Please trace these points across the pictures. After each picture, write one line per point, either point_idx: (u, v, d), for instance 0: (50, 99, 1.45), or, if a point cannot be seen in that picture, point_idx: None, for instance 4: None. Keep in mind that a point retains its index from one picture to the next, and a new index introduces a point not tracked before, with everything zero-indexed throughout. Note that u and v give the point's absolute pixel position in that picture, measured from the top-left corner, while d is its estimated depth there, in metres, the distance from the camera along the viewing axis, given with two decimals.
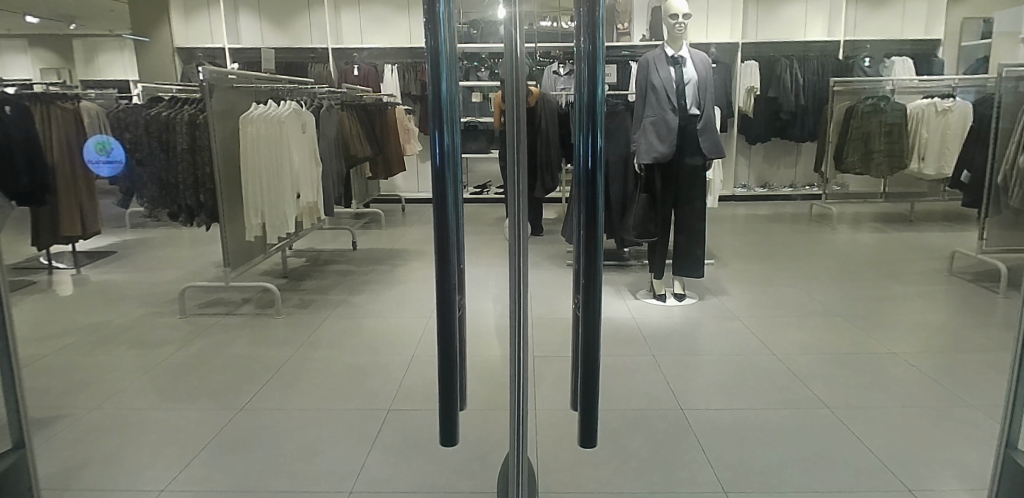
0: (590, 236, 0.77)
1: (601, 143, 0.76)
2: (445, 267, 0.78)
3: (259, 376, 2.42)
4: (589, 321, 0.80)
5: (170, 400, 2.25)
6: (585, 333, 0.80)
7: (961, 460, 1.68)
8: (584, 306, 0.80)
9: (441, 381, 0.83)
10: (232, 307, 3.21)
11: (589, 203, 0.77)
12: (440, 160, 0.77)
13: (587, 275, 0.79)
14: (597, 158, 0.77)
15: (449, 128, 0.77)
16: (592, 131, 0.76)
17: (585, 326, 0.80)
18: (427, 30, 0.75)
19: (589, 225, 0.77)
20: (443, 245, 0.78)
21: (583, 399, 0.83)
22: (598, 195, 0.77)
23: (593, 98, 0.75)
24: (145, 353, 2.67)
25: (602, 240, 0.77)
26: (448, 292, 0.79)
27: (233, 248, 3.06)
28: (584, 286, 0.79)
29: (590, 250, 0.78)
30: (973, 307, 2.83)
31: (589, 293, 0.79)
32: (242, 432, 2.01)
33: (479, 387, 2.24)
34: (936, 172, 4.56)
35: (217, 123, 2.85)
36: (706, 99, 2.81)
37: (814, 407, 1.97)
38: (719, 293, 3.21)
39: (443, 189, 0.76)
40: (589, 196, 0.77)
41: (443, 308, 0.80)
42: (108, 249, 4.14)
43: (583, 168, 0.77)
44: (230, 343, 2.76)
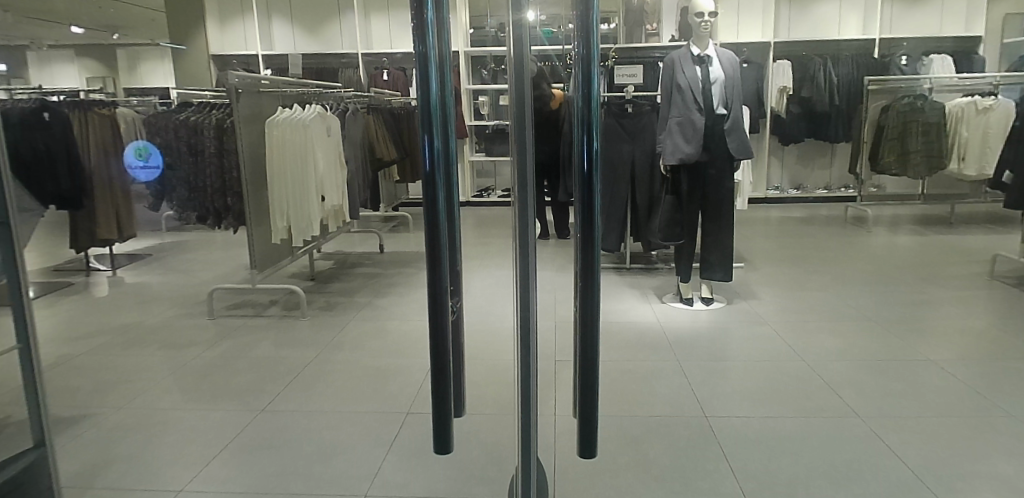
0: (588, 240, 0.75)
1: (596, 148, 0.74)
2: (436, 269, 0.77)
3: (281, 377, 2.44)
4: (589, 329, 0.77)
5: (195, 400, 2.28)
6: (583, 341, 0.77)
7: (999, 473, 1.59)
8: (582, 312, 0.77)
9: (435, 386, 0.81)
10: (259, 309, 3.25)
11: (585, 206, 0.75)
12: (430, 165, 0.75)
13: (586, 281, 0.76)
14: (593, 161, 0.74)
15: (437, 131, 0.75)
16: (587, 134, 0.73)
17: (582, 333, 0.77)
18: (415, 35, 0.73)
19: (585, 230, 0.75)
20: (432, 247, 0.76)
21: (582, 404, 0.80)
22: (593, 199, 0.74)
23: (588, 100, 0.72)
24: (172, 354, 2.72)
25: (599, 246, 0.75)
26: (439, 296, 0.78)
27: (259, 251, 3.10)
28: (581, 294, 0.77)
29: (588, 253, 0.75)
30: (1016, 311, 2.71)
31: (587, 300, 0.76)
32: (261, 434, 2.03)
33: (500, 391, 2.22)
34: (977, 173, 4.22)
35: (243, 127, 2.89)
36: (733, 98, 2.74)
37: (844, 416, 1.88)
38: (749, 297, 3.12)
39: (432, 193, 0.75)
40: (586, 200, 0.74)
41: (433, 314, 0.78)
42: (144, 251, 4.28)
43: (582, 171, 0.75)
44: (254, 345, 2.79)
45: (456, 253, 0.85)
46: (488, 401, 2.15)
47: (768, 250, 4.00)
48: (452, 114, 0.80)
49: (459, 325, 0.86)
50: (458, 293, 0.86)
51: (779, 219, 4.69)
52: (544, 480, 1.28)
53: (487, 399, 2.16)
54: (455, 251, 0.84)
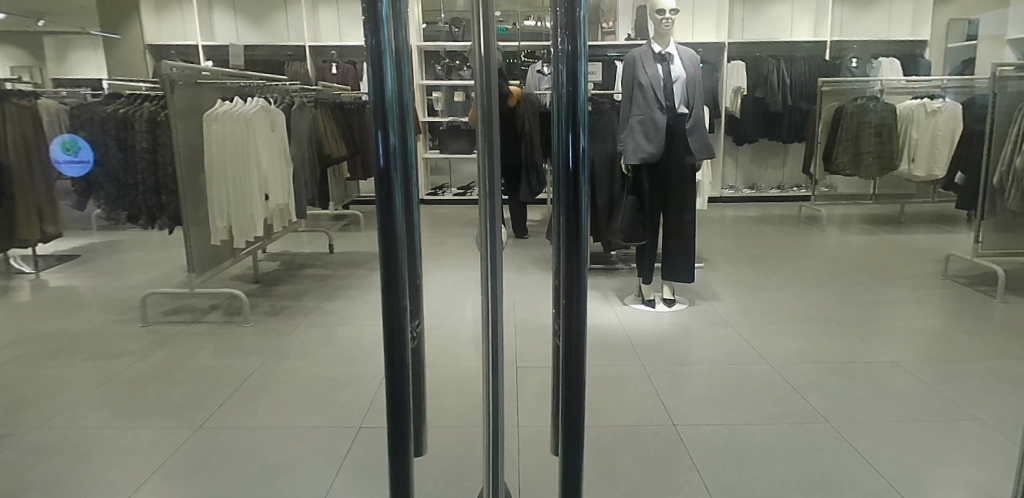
0: (573, 254, 0.63)
1: (583, 147, 0.62)
2: (392, 285, 0.65)
3: (222, 389, 2.25)
4: (576, 354, 0.65)
5: (124, 417, 2.07)
6: (566, 368, 0.66)
7: (969, 477, 1.57)
8: (566, 336, 0.66)
9: (392, 428, 0.68)
10: (199, 315, 3.03)
11: (570, 214, 0.63)
12: (384, 167, 0.62)
13: (571, 302, 0.64)
14: (579, 164, 0.62)
15: (394, 125, 0.62)
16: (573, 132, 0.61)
17: (566, 360, 0.65)
18: (366, 25, 0.60)
19: (569, 242, 0.63)
20: (388, 258, 0.64)
21: (566, 445, 0.68)
22: (579, 208, 0.62)
23: (573, 100, 0.61)
24: (100, 365, 2.49)
25: (585, 262, 0.63)
26: (396, 317, 0.65)
27: (197, 252, 2.91)
28: (566, 315, 0.65)
29: (572, 269, 0.63)
30: (969, 310, 2.76)
31: (572, 324, 0.65)
32: (199, 453, 1.85)
33: (460, 402, 2.09)
34: (926, 173, 4.58)
35: (177, 122, 2.69)
36: (694, 98, 2.70)
37: (814, 422, 1.84)
38: (711, 298, 3.08)
39: (387, 197, 0.62)
40: (571, 207, 0.62)
41: (390, 336, 0.66)
42: (70, 252, 3.95)
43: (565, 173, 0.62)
44: (192, 354, 2.58)
45: (418, 264, 0.73)
46: (446, 413, 2.02)
47: (726, 249, 3.99)
48: (410, 107, 0.67)
49: (421, 347, 0.74)
50: (419, 311, 0.73)
51: (734, 219, 4.70)
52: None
53: (446, 410, 2.03)
54: (414, 263, 0.71)
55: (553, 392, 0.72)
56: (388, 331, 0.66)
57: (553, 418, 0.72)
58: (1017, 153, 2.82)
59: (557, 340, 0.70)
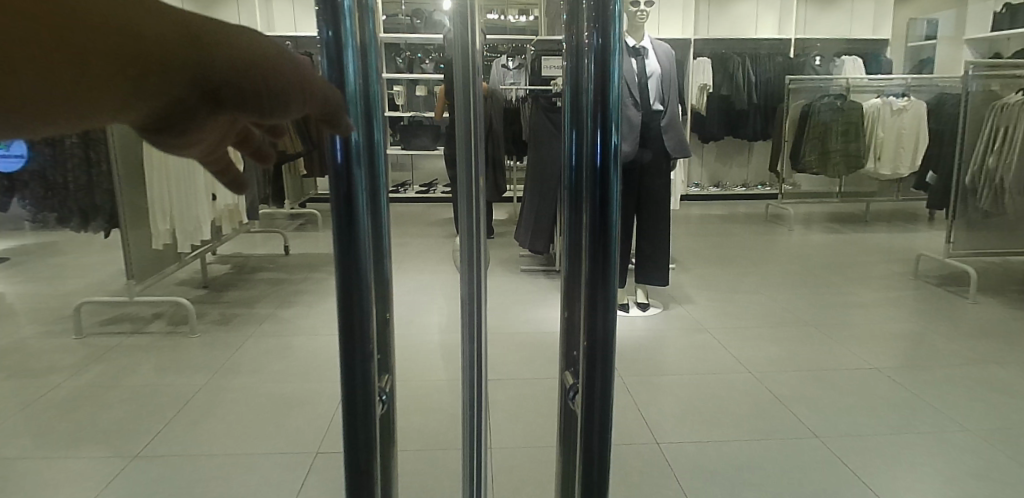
0: (599, 282, 0.51)
1: (615, 150, 0.49)
2: (358, 325, 0.49)
3: (162, 411, 2.04)
4: (599, 405, 0.52)
5: (47, 446, 1.84)
6: (588, 424, 0.52)
7: (965, 495, 1.52)
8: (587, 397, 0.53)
9: None
10: (140, 325, 2.79)
11: (595, 230, 0.50)
12: (344, 175, 0.46)
13: (598, 343, 0.51)
14: (609, 172, 0.49)
15: (359, 119, 0.47)
16: (605, 131, 0.48)
17: (590, 413, 0.52)
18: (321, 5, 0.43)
19: (595, 266, 0.51)
20: (352, 285, 0.48)
21: None
22: (608, 227, 0.50)
23: (605, 105, 0.48)
24: (22, 383, 2.23)
25: (611, 293, 0.51)
26: (367, 365, 0.50)
27: (139, 258, 2.69)
28: (589, 358, 0.51)
29: (598, 301, 0.51)
30: (941, 311, 2.75)
31: (598, 371, 0.51)
32: (135, 488, 1.65)
33: (429, 422, 1.94)
34: (892, 173, 4.29)
35: None
36: (670, 95, 2.61)
37: (802, 436, 1.77)
38: (684, 301, 2.99)
39: (350, 207, 0.47)
40: (598, 226, 0.50)
41: (358, 389, 0.50)
42: None
43: (592, 183, 0.49)
44: (132, 369, 2.35)
45: (385, 294, 0.57)
46: (417, 434, 1.87)
47: (697, 248, 3.93)
48: (376, 101, 0.51)
49: (389, 403, 0.57)
50: (387, 355, 0.57)
51: (702, 217, 4.64)
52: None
53: (415, 430, 1.89)
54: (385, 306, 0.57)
55: (564, 449, 0.58)
56: (351, 381, 0.50)
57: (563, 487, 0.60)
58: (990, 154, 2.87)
59: (569, 386, 0.56)
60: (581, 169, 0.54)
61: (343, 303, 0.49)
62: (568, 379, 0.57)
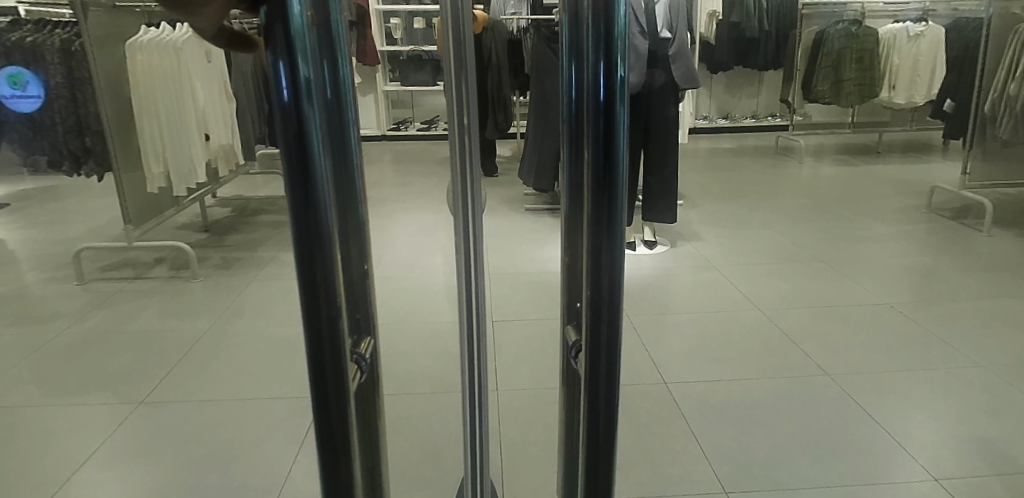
0: (599, 238, 0.39)
1: (621, 82, 0.37)
2: (324, 291, 0.32)
3: (166, 357, 2.04)
4: (604, 382, 0.42)
5: (53, 394, 1.85)
6: (590, 406, 0.42)
7: (978, 433, 1.50)
8: (593, 386, 0.42)
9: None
10: (141, 270, 2.76)
11: (596, 177, 0.38)
12: (290, 110, 0.29)
13: (600, 309, 0.40)
14: (615, 105, 0.37)
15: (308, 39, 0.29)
16: (607, 55, 0.36)
17: (592, 393, 0.42)
18: None
19: (596, 221, 0.39)
20: (313, 245, 0.31)
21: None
22: (614, 173, 0.38)
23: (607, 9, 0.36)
24: (26, 331, 2.23)
25: (619, 255, 0.40)
26: (341, 347, 0.34)
27: (133, 202, 2.60)
28: (591, 322, 0.41)
29: (600, 260, 0.39)
30: (953, 245, 2.69)
31: (601, 344, 0.41)
32: (140, 435, 1.65)
33: (432, 365, 1.94)
34: (907, 102, 4.06)
35: (97, 52, 2.34)
36: (678, 21, 2.46)
37: (813, 375, 1.75)
38: (693, 238, 2.93)
39: (305, 154, 0.30)
40: (600, 173, 0.38)
41: (328, 378, 0.34)
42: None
43: (589, 120, 0.37)
44: (135, 316, 2.34)
45: (360, 245, 0.48)
46: (421, 378, 1.86)
47: (704, 183, 3.84)
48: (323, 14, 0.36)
49: (371, 369, 0.48)
50: (366, 315, 0.49)
51: (709, 151, 4.53)
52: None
53: (420, 374, 1.87)
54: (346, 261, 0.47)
55: (566, 403, 0.53)
56: (320, 370, 0.34)
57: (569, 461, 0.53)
58: (1014, 79, 2.72)
59: (571, 343, 0.50)
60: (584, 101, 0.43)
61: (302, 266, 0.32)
62: (571, 333, 0.51)
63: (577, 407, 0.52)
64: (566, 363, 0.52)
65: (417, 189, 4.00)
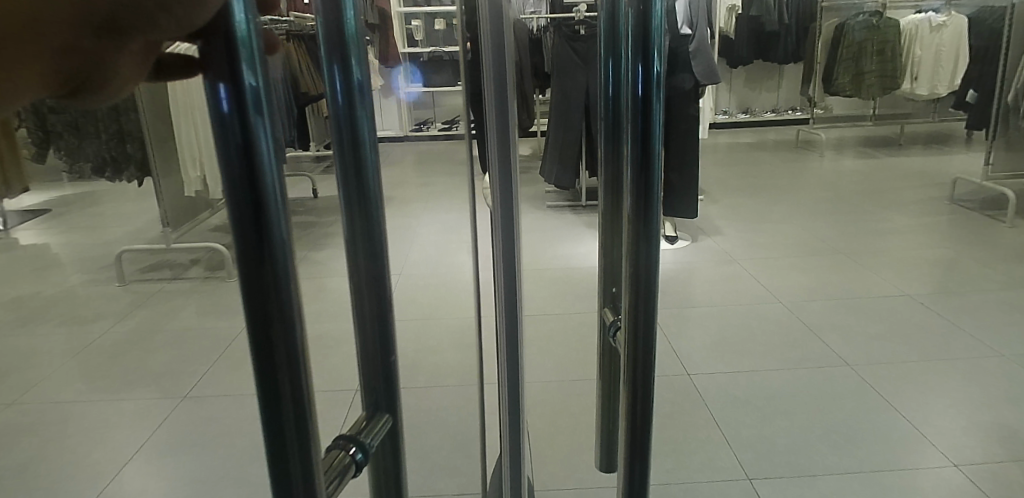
0: (639, 218, 0.44)
1: (658, 78, 0.42)
2: (286, 381, 0.28)
3: (206, 355, 2.13)
4: (644, 352, 0.47)
5: (101, 389, 1.95)
6: (633, 375, 0.47)
7: (1000, 421, 1.53)
8: (630, 361, 0.47)
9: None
10: (178, 272, 2.87)
11: (636, 164, 0.43)
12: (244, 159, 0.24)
13: (640, 285, 0.45)
14: (652, 102, 0.42)
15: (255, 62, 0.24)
16: (644, 59, 0.41)
17: (635, 362, 0.47)
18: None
19: (633, 208, 0.44)
20: (269, 314, 0.27)
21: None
22: (650, 165, 0.43)
23: (646, 17, 0.41)
24: (73, 331, 2.34)
25: (657, 239, 0.44)
26: (311, 440, 0.30)
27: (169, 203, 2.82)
28: (630, 304, 0.46)
29: (642, 237, 0.44)
30: (976, 236, 2.68)
31: (642, 315, 0.46)
32: (187, 428, 1.74)
33: (459, 359, 2.00)
34: (930, 93, 4.02)
35: None
36: (699, 19, 2.52)
37: (835, 366, 1.79)
38: (714, 233, 2.95)
39: (260, 210, 0.25)
40: (640, 160, 0.43)
41: (294, 459, 0.29)
42: None
43: (630, 115, 0.42)
44: (175, 315, 2.44)
45: (378, 300, 0.44)
46: (450, 373, 1.92)
47: (725, 178, 3.86)
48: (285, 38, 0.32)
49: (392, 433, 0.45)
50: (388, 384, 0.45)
51: (729, 146, 4.55)
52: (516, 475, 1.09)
53: (450, 368, 1.94)
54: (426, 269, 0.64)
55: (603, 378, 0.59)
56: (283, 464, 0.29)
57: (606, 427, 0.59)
58: None
59: (610, 322, 0.55)
60: (605, 115, 0.57)
61: (254, 313, 0.27)
62: (609, 315, 0.57)
63: (615, 379, 0.58)
64: (604, 342, 0.58)
65: (440, 190, 4.09)
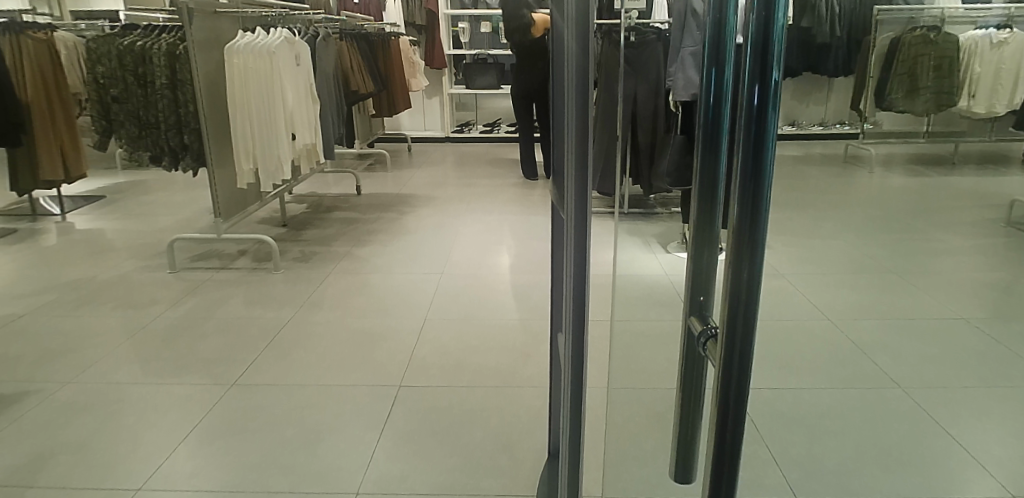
0: (743, 234, 0.41)
1: (776, 84, 0.39)
2: None
3: (255, 343, 2.17)
4: (736, 375, 0.44)
5: (154, 372, 1.99)
6: (722, 393, 0.45)
7: None
8: (719, 381, 0.45)
9: None
10: (227, 261, 2.95)
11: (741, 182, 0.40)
12: None
13: (737, 302, 0.42)
14: (768, 110, 0.39)
15: None
16: (762, 69, 0.39)
17: (725, 380, 0.44)
18: None
19: (740, 222, 0.41)
20: None
21: None
22: (761, 181, 0.39)
23: (768, 20, 0.38)
24: (128, 314, 2.40)
25: (762, 257, 0.41)
26: None
27: (224, 197, 2.87)
28: (727, 317, 0.43)
29: (743, 257, 0.41)
30: None
31: (736, 334, 0.43)
32: (238, 411, 1.77)
33: (500, 358, 2.02)
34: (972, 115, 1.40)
35: (197, 55, 2.62)
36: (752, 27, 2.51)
37: (885, 387, 1.77)
38: None
39: None
40: (747, 178, 0.40)
41: None
42: (102, 207, 4.00)
43: (742, 125, 0.39)
44: (224, 303, 2.50)
45: None
46: (489, 372, 1.94)
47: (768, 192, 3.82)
48: None
49: None
50: None
51: None
52: (580, 462, 1.12)
53: (489, 367, 1.96)
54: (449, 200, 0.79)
55: (686, 391, 0.58)
56: None
57: (687, 434, 0.60)
58: None
59: (698, 331, 0.55)
60: (697, 130, 0.58)
61: None
62: (697, 324, 0.56)
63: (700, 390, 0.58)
64: (688, 353, 0.57)
65: (479, 193, 4.15)
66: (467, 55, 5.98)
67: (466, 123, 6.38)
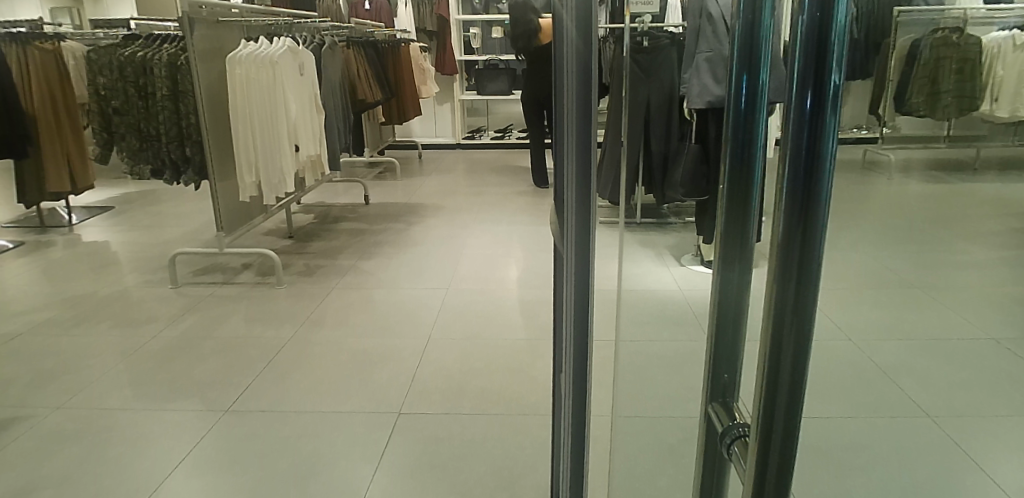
0: (793, 254, 0.37)
1: (835, 87, 0.35)
2: None
3: (253, 363, 2.11)
4: (781, 421, 0.41)
5: (147, 396, 1.94)
6: (765, 433, 0.42)
7: None
8: (766, 416, 0.41)
9: None
10: (230, 276, 2.90)
11: (788, 220, 0.37)
12: None
13: (784, 328, 0.39)
14: (824, 122, 0.36)
15: None
16: (817, 73, 0.35)
17: (769, 414, 0.41)
18: None
19: (789, 240, 0.37)
20: None
21: None
22: (815, 203, 0.36)
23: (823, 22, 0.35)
24: (126, 333, 2.35)
25: (818, 278, 0.38)
26: None
27: (227, 210, 2.83)
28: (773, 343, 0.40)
29: (795, 277, 0.38)
30: None
31: (780, 363, 0.40)
32: (232, 440, 1.71)
33: (505, 381, 1.94)
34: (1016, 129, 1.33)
35: (200, 64, 2.58)
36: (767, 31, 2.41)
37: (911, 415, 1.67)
38: None
39: None
40: (800, 197, 0.37)
41: None
42: (110, 218, 3.98)
43: (794, 129, 0.36)
44: (224, 320, 2.44)
45: None
46: (493, 396, 1.86)
47: None
48: None
49: None
50: None
51: None
52: None
53: (493, 392, 1.88)
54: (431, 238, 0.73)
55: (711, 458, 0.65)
56: None
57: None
58: None
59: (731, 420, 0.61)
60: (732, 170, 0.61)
61: None
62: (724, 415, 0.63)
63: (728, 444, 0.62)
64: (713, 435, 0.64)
65: (488, 202, 4.07)
66: (479, 61, 5.92)
67: (477, 129, 6.31)
